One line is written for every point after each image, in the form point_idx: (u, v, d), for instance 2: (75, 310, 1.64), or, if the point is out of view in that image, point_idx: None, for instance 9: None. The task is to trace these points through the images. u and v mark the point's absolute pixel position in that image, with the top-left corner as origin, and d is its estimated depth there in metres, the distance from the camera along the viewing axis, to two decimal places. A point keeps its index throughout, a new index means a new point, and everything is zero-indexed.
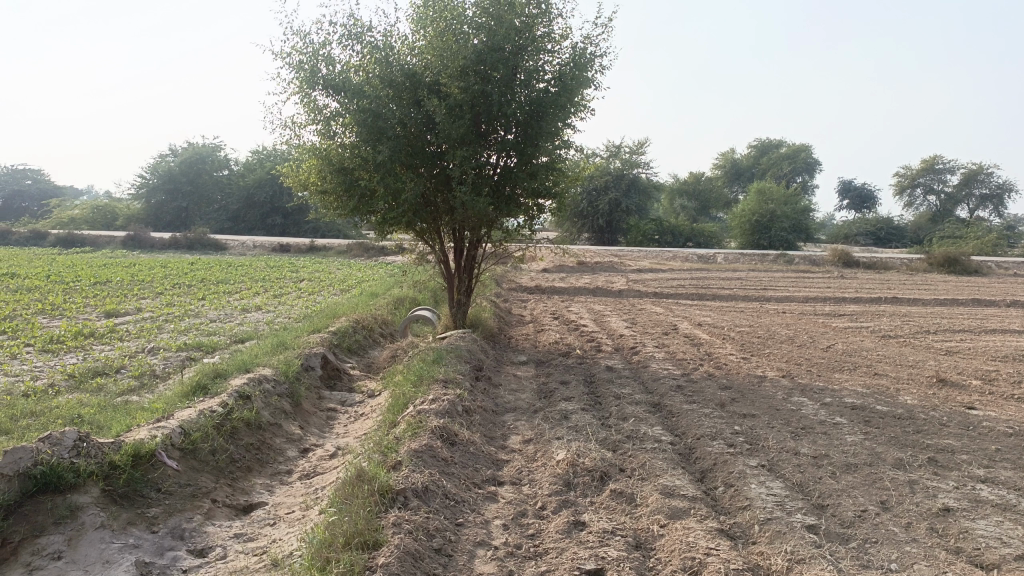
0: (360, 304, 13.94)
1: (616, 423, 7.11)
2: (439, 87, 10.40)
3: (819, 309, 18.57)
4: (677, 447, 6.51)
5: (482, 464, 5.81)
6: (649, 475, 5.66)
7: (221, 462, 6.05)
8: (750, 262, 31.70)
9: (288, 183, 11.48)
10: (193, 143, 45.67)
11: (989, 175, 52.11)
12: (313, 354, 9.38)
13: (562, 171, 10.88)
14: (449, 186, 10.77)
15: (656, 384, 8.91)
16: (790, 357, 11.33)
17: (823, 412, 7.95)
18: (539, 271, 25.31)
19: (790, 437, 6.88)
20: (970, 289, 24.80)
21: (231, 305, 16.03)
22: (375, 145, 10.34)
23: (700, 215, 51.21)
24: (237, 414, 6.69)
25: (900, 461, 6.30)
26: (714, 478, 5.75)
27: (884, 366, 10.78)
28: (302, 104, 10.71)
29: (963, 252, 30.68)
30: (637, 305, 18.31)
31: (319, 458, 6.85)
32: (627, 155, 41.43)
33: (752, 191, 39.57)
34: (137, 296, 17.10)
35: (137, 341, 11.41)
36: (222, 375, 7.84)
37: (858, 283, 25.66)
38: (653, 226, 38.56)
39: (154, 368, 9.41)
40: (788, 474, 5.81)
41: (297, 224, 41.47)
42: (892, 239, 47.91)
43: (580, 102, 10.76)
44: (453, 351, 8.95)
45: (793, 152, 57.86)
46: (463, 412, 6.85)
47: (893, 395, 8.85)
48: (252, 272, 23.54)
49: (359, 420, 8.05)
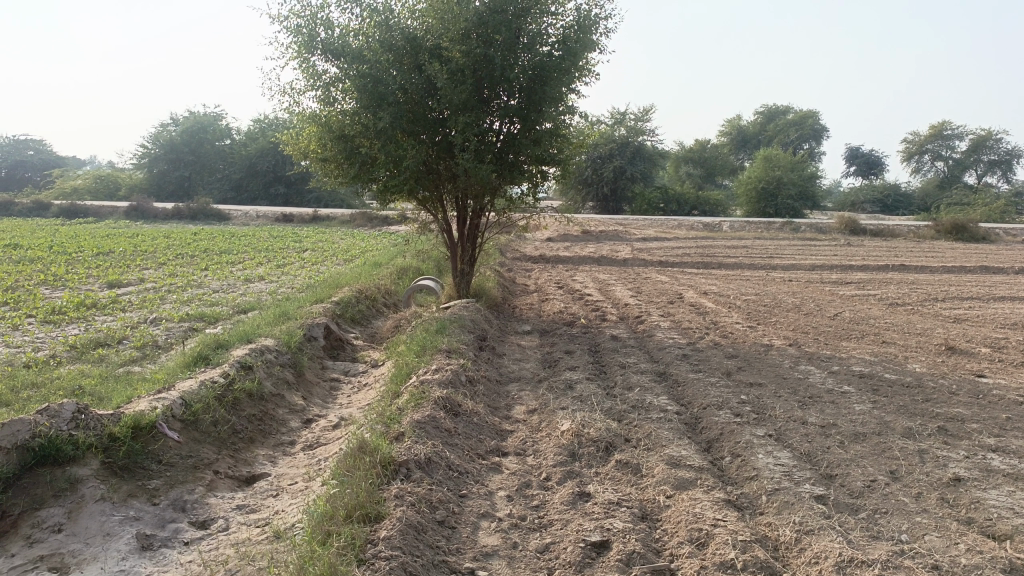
0: (363, 273, 13.84)
1: (621, 392, 7.04)
2: (441, 51, 10.18)
3: (825, 277, 18.43)
4: (683, 416, 6.44)
5: (486, 434, 5.75)
6: (655, 445, 5.59)
7: (223, 433, 6.00)
8: (756, 229, 31.50)
9: (288, 151, 11.31)
10: (194, 112, 45.33)
11: (999, 141, 51.50)
12: (316, 325, 9.30)
13: (566, 138, 10.72)
14: (452, 153, 10.60)
15: (662, 353, 8.83)
16: (796, 325, 11.24)
17: (831, 380, 7.87)
18: (544, 240, 25.17)
19: (798, 406, 6.80)
20: (978, 256, 24.59)
21: (234, 275, 15.95)
22: (376, 112, 10.14)
23: (706, 183, 50.83)
24: (238, 385, 6.63)
25: (909, 430, 6.22)
26: (720, 448, 5.68)
27: (892, 334, 10.69)
28: (301, 69, 10.50)
29: (971, 219, 30.40)
30: (642, 273, 18.19)
31: (322, 428, 6.80)
32: (633, 122, 40.99)
33: (758, 159, 39.20)
34: (140, 267, 17.03)
35: (139, 312, 11.35)
36: (223, 346, 7.77)
37: (865, 251, 25.49)
38: (658, 194, 38.28)
39: (156, 339, 9.36)
40: (795, 444, 5.74)
41: (300, 193, 41.27)
42: (899, 206, 47.53)
43: (585, 66, 10.52)
44: (457, 321, 8.87)
45: (799, 118, 56.52)
46: (467, 382, 6.78)
47: (901, 363, 8.76)
48: (255, 242, 23.45)
49: (362, 391, 8.00)
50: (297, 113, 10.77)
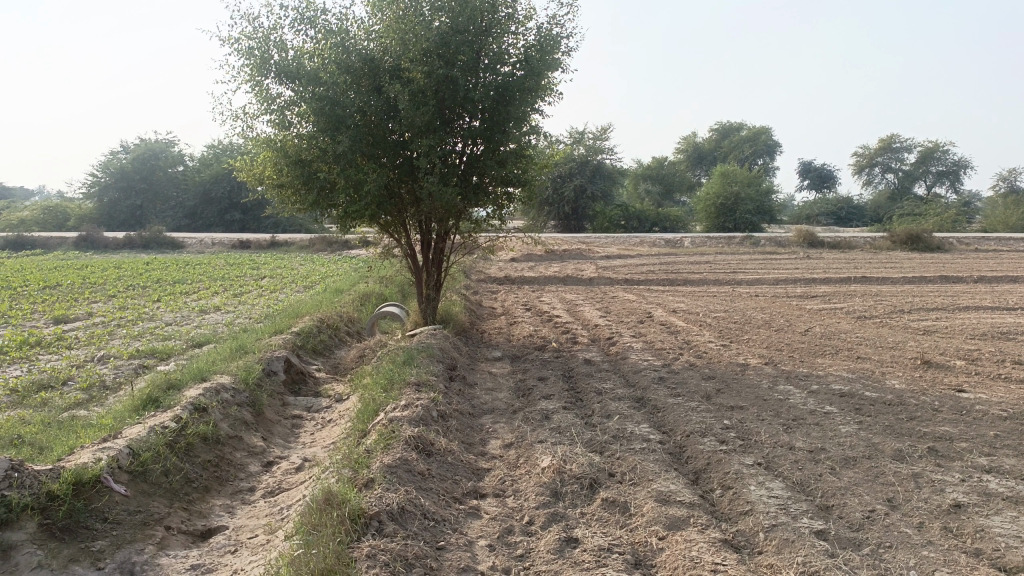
0: (324, 301, 13.35)
1: (600, 422, 6.72)
2: (401, 71, 9.89)
3: (790, 291, 18.44)
4: (666, 446, 6.14)
5: (461, 475, 5.37)
6: (641, 480, 5.27)
7: (175, 484, 5.54)
8: (717, 245, 31.67)
9: (242, 177, 10.86)
10: (146, 139, 44.25)
11: (946, 152, 52.85)
12: (275, 358, 8.83)
13: (531, 158, 10.47)
14: (415, 175, 10.25)
15: (638, 377, 8.54)
16: (769, 342, 11.08)
17: (812, 400, 7.66)
18: (507, 260, 24.92)
19: (782, 430, 6.56)
20: (935, 266, 24.96)
21: (188, 306, 15.33)
22: (335, 135, 9.77)
23: (665, 199, 51.20)
24: (192, 428, 6.16)
25: (899, 452, 6.01)
26: (709, 480, 5.38)
27: (865, 349, 10.57)
28: (254, 93, 10.10)
29: (925, 230, 30.96)
30: (609, 292, 17.99)
31: (284, 472, 6.34)
32: (591, 141, 41.13)
33: (716, 174, 39.47)
34: (88, 301, 16.28)
35: (87, 349, 10.74)
36: (176, 386, 7.27)
37: (826, 263, 25.71)
38: (619, 212, 38.44)
39: (104, 379, 8.79)
40: (786, 472, 5.47)
41: (257, 220, 40.46)
42: (852, 218, 48.42)
43: (548, 85, 10.33)
44: (425, 350, 8.49)
45: (753, 135, 57.76)
46: (438, 418, 6.40)
47: (880, 379, 8.61)
48: (211, 270, 22.74)
49: (326, 428, 7.56)
50: (250, 138, 10.34)
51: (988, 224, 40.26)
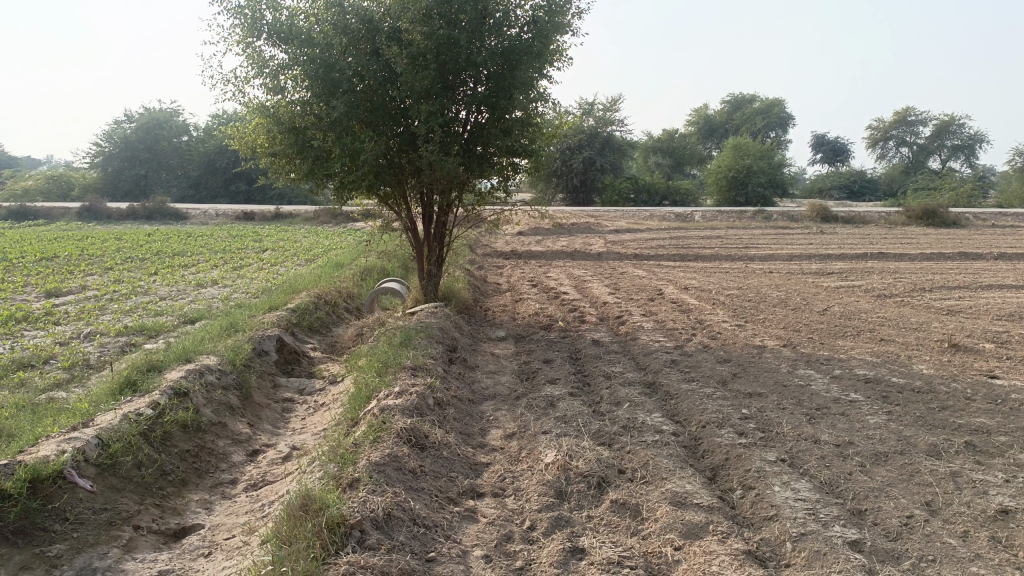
0: (323, 276, 12.88)
1: (609, 410, 6.25)
2: (401, 34, 9.32)
3: (805, 267, 17.86)
4: (681, 438, 5.67)
5: (457, 471, 4.93)
6: (654, 477, 4.81)
7: (148, 478, 5.13)
8: (728, 219, 31.00)
9: (234, 146, 10.34)
10: (149, 108, 43.59)
11: (962, 126, 51.65)
12: (267, 338, 8.39)
13: (538, 127, 9.90)
14: (415, 145, 9.71)
15: (649, 360, 8.06)
16: (787, 322, 10.57)
17: (835, 387, 7.17)
18: (515, 234, 24.34)
19: (806, 421, 6.08)
20: (953, 241, 24.27)
21: (185, 280, 14.90)
22: (330, 101, 9.25)
23: (675, 172, 50.29)
24: (169, 416, 5.74)
25: (933, 447, 5.53)
26: (728, 479, 4.92)
27: (888, 330, 10.04)
28: (245, 55, 9.55)
29: (941, 205, 30.17)
30: (618, 268, 17.45)
31: (270, 462, 5.92)
32: (601, 112, 40.19)
33: (727, 147, 38.66)
34: (83, 273, 15.85)
35: (74, 325, 10.32)
36: (157, 367, 6.84)
37: (839, 239, 25.02)
38: (628, 185, 37.74)
39: (88, 358, 8.38)
40: (813, 471, 4.99)
41: (262, 191, 39.99)
42: (865, 192, 47.49)
43: (557, 50, 9.74)
44: (424, 331, 8.01)
45: (766, 107, 56.77)
46: (435, 406, 5.94)
47: (907, 364, 8.10)
48: (212, 242, 22.33)
49: (318, 413, 7.13)
50: (242, 103, 9.81)
51: (1004, 199, 39.33)
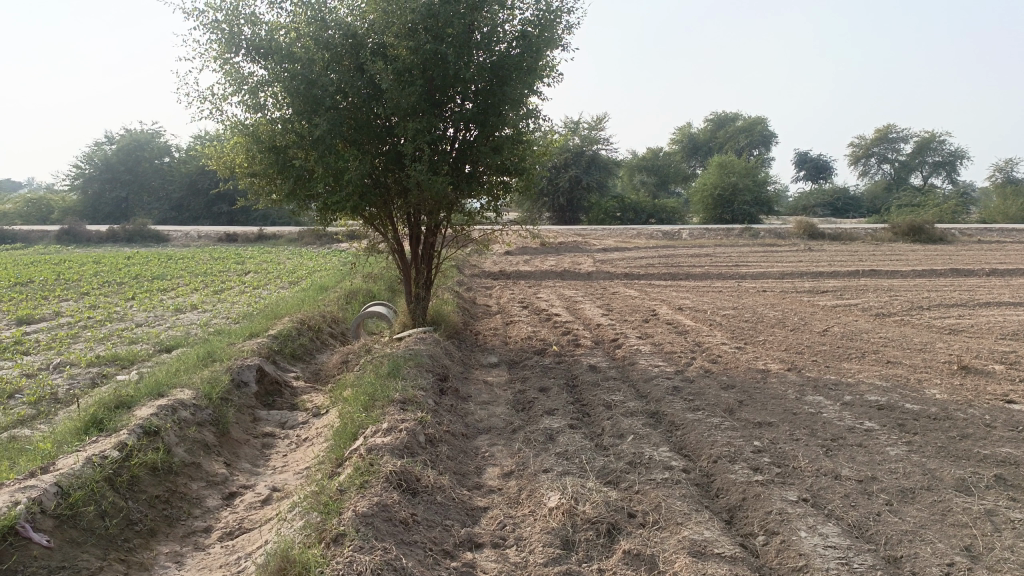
0: (306, 300, 12.41)
1: (612, 444, 5.85)
2: (386, 49, 8.98)
3: (798, 285, 17.57)
4: (692, 474, 5.27)
5: (453, 519, 4.50)
6: (669, 522, 4.41)
7: (113, 529, 4.65)
8: (716, 237, 30.82)
9: (212, 166, 9.91)
10: (130, 129, 43.01)
11: (942, 143, 51.99)
12: (247, 368, 7.93)
13: (529, 145, 9.55)
14: (402, 163, 9.33)
15: (650, 387, 7.67)
16: (788, 344, 10.22)
17: (848, 414, 6.81)
18: (502, 254, 23.98)
19: (822, 453, 5.70)
20: (942, 258, 24.13)
21: (163, 305, 14.38)
22: (312, 118, 8.86)
23: (661, 190, 50.20)
24: (138, 458, 5.28)
25: (961, 482, 5.17)
26: (748, 521, 4.53)
27: (893, 351, 9.71)
28: (223, 72, 9.16)
29: (927, 221, 30.12)
30: (609, 288, 17.09)
31: (248, 507, 5.46)
32: (587, 131, 40.01)
33: (712, 165, 38.54)
34: (58, 299, 15.28)
35: (44, 355, 9.80)
36: (127, 402, 6.36)
37: (829, 256, 24.83)
38: (614, 204, 37.56)
39: (55, 392, 7.87)
40: (839, 512, 4.62)
41: (245, 213, 39.46)
42: (849, 209, 47.57)
43: (548, 65, 9.43)
44: (413, 359, 7.58)
45: (749, 125, 56.97)
46: (426, 444, 5.51)
47: (918, 388, 7.75)
48: (193, 265, 21.83)
49: (300, 449, 6.67)
50: (219, 122, 9.40)
51: (987, 215, 39.44)
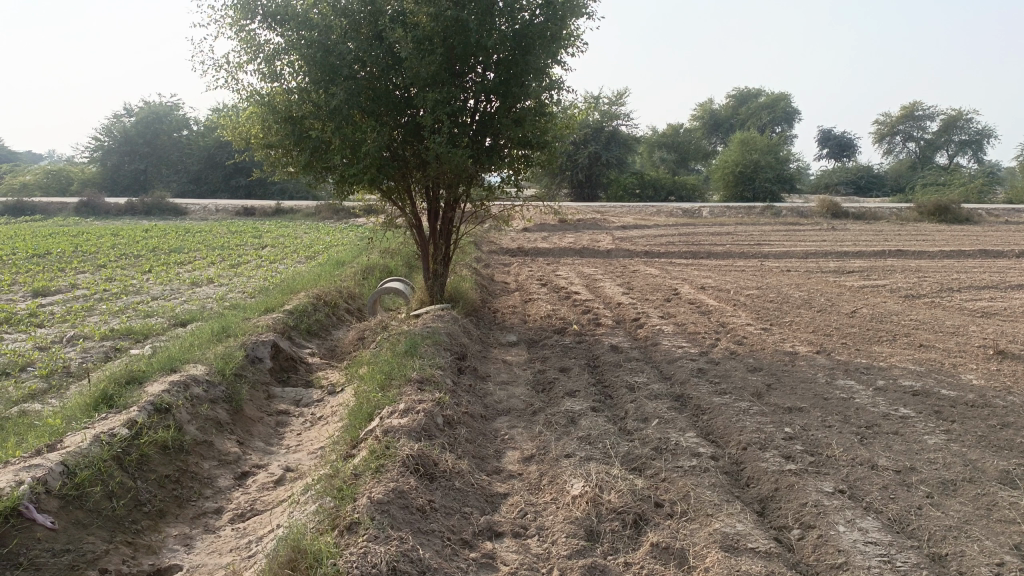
0: (322, 275, 12.22)
1: (637, 428, 5.63)
2: (405, 17, 8.69)
3: (823, 265, 17.18)
4: (721, 462, 5.05)
5: (471, 505, 4.32)
6: (699, 513, 4.20)
7: (120, 510, 4.51)
8: (737, 215, 30.34)
9: (227, 137, 9.71)
10: (149, 102, 42.96)
11: (970, 121, 50.83)
12: (261, 343, 7.77)
13: (551, 117, 9.24)
14: (420, 135, 9.08)
15: (674, 368, 7.42)
16: (815, 325, 9.92)
17: (882, 400, 6.54)
18: (520, 231, 23.69)
19: (857, 441, 5.45)
20: (970, 239, 23.53)
21: (179, 278, 14.27)
22: (329, 87, 8.61)
23: (681, 168, 49.52)
24: (148, 436, 5.13)
25: (1006, 474, 4.91)
26: (781, 513, 4.31)
27: (925, 334, 9.39)
28: (239, 39, 8.93)
29: (954, 201, 29.42)
30: (629, 266, 16.79)
31: (261, 487, 5.32)
32: (607, 106, 39.42)
33: (734, 142, 37.88)
34: (75, 271, 15.23)
35: (58, 328, 9.71)
36: (139, 378, 6.22)
37: (853, 235, 24.33)
38: (634, 180, 37.05)
39: (68, 365, 7.76)
40: (878, 505, 4.38)
41: (263, 186, 39.35)
42: (873, 188, 46.69)
43: (571, 35, 9.09)
44: (431, 337, 7.38)
45: (772, 101, 55.98)
46: (444, 426, 5.32)
47: (954, 374, 7.46)
48: (211, 238, 21.75)
49: (315, 428, 6.51)
50: (235, 91, 9.19)
51: (1015, 195, 38.52)
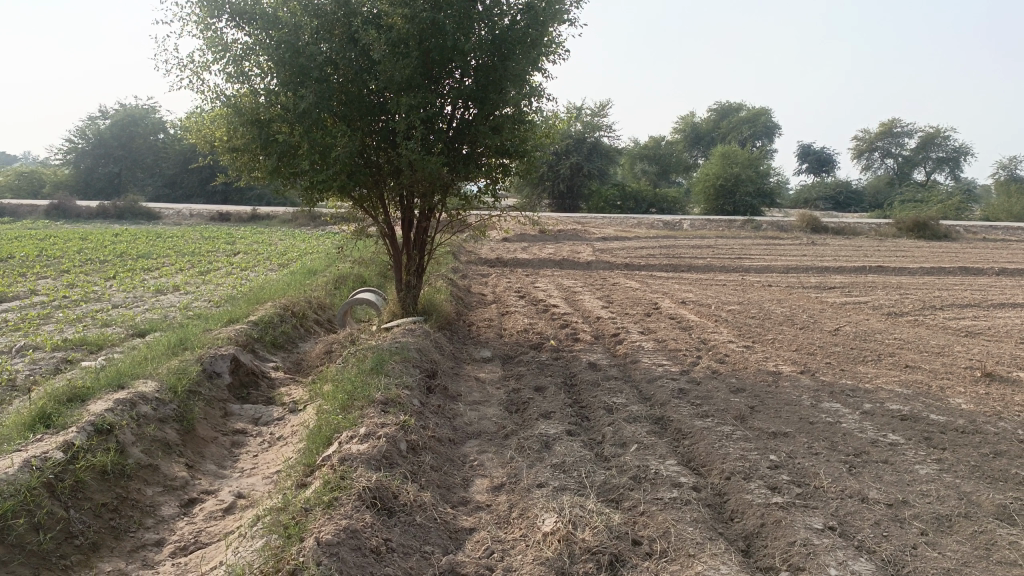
0: (292, 284, 11.80)
1: (614, 455, 5.31)
2: (380, 19, 8.34)
3: (804, 280, 17.00)
4: (703, 493, 4.73)
5: (432, 544, 3.96)
6: (680, 552, 3.87)
7: (47, 544, 4.10)
8: (718, 228, 30.23)
9: (192, 140, 9.29)
10: (124, 104, 42.21)
11: (946, 139, 51.31)
12: (220, 357, 7.35)
13: (530, 126, 8.93)
14: (394, 141, 8.73)
15: (654, 388, 7.11)
16: (798, 343, 9.66)
17: (869, 425, 6.27)
18: (500, 241, 23.36)
19: (846, 471, 5.16)
20: (949, 255, 23.51)
21: (145, 285, 13.77)
22: (298, 90, 8.25)
23: (662, 180, 49.47)
24: (85, 460, 4.71)
25: (1002, 509, 4.63)
26: (769, 554, 3.99)
27: (909, 355, 9.15)
28: (205, 38, 8.54)
29: (932, 217, 29.50)
30: (609, 279, 16.50)
31: (209, 516, 4.92)
32: (589, 117, 39.25)
33: (715, 155, 37.87)
34: (36, 277, 14.66)
35: (9, 337, 9.21)
36: (83, 395, 5.79)
37: (834, 251, 24.24)
38: (615, 192, 36.88)
39: (14, 378, 7.28)
40: (870, 544, 4.09)
41: (240, 192, 38.72)
42: (851, 203, 46.90)
43: (552, 42, 8.80)
44: (399, 353, 7.02)
45: (752, 116, 56.25)
46: (408, 452, 4.96)
47: (942, 397, 7.20)
48: (182, 244, 21.19)
49: (273, 450, 6.12)
50: (200, 92, 8.80)
51: (991, 213, 38.81)
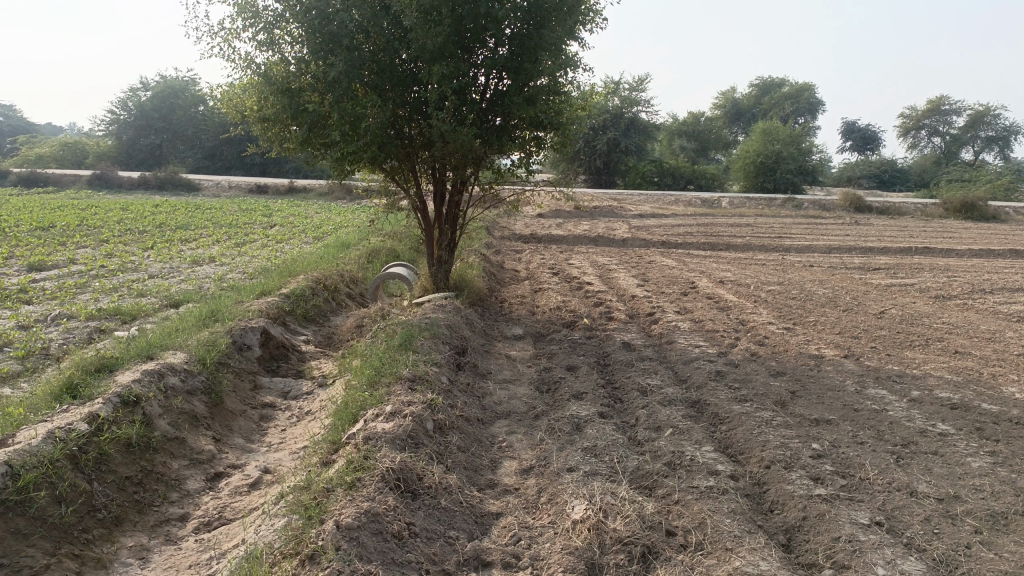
0: (325, 257, 11.73)
1: (648, 439, 5.12)
2: None
3: (847, 261, 16.50)
4: (741, 482, 4.52)
5: (457, 529, 3.84)
6: (716, 545, 3.67)
7: (69, 518, 4.05)
8: (758, 206, 29.57)
9: (224, 111, 9.19)
10: (165, 76, 42.55)
11: (997, 116, 49.53)
12: (250, 329, 7.29)
13: (566, 97, 8.67)
14: (426, 112, 8.54)
15: (690, 370, 6.89)
16: (841, 326, 9.32)
17: (917, 414, 5.98)
18: (534, 217, 23.09)
19: (893, 462, 4.90)
20: (999, 237, 22.66)
21: (181, 256, 13.81)
22: (328, 58, 8.08)
23: (701, 157, 48.51)
24: (109, 433, 4.65)
25: None
26: (812, 550, 3.78)
27: (959, 340, 8.76)
28: (236, 5, 8.39)
29: (981, 197, 28.47)
30: (645, 257, 16.18)
31: (234, 492, 4.86)
32: (627, 92, 38.53)
33: (756, 132, 37.00)
34: (75, 246, 14.81)
35: (45, 305, 9.28)
36: (111, 365, 5.74)
37: (877, 231, 23.53)
38: (652, 168, 36.25)
39: (47, 347, 7.30)
40: (921, 542, 3.85)
41: (278, 164, 38.88)
42: (896, 182, 45.53)
43: (589, 10, 8.53)
44: (429, 329, 6.88)
45: (795, 92, 55.18)
46: (434, 432, 4.84)
47: (994, 385, 6.86)
48: (219, 216, 21.30)
49: (300, 425, 6.05)
50: (232, 61, 8.67)
51: None
